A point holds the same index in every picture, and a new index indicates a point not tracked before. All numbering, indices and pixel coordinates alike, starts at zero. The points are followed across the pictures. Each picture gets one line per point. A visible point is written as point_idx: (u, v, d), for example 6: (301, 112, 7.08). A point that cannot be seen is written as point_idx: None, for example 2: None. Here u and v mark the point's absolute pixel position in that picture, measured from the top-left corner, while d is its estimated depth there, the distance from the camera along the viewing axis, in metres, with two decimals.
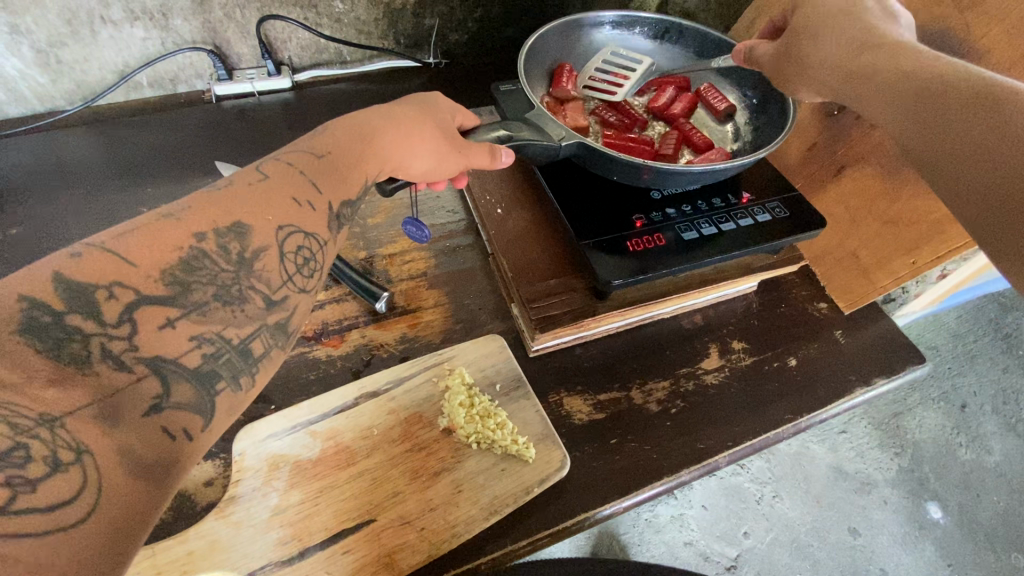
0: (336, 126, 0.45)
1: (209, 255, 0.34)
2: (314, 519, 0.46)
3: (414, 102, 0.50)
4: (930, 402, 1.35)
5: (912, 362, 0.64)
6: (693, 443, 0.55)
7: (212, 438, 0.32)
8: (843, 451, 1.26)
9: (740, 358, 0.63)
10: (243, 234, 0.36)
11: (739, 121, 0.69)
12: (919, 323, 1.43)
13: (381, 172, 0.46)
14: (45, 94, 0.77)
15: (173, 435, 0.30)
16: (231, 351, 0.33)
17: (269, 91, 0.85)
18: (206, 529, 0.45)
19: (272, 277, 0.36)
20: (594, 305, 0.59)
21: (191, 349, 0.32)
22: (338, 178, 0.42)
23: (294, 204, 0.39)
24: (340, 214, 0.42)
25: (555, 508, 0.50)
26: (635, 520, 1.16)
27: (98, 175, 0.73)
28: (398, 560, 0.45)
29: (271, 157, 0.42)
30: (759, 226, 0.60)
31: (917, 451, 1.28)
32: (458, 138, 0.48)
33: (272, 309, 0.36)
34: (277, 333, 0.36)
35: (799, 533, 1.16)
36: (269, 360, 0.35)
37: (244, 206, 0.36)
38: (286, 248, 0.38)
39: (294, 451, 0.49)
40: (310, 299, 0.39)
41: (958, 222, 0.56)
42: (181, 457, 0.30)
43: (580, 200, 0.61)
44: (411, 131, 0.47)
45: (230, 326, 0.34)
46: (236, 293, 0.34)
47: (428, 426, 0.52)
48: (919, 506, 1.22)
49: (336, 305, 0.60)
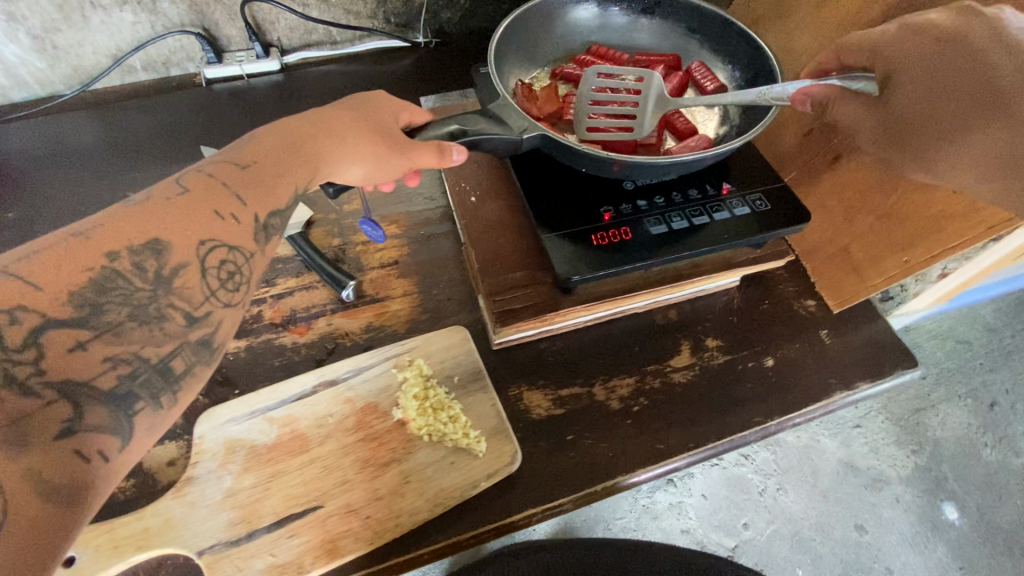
0: (262, 134, 0.45)
1: (122, 274, 0.35)
2: (264, 503, 0.48)
3: (348, 107, 0.48)
4: (955, 399, 1.28)
5: (899, 367, 0.61)
6: (652, 443, 0.54)
7: (127, 461, 0.33)
8: (856, 446, 1.22)
9: (713, 357, 0.60)
10: (160, 250, 0.37)
11: (729, 103, 0.64)
12: (951, 315, 1.36)
13: (314, 181, 0.45)
14: (45, 79, 0.79)
15: (88, 458, 0.31)
16: (149, 369, 0.35)
17: (258, 74, 0.85)
18: (163, 508, 0.47)
19: (193, 294, 0.37)
20: (558, 299, 0.58)
21: (105, 371, 0.33)
22: (264, 186, 0.42)
23: (217, 217, 0.39)
24: (268, 225, 0.42)
25: (504, 502, 0.50)
26: (632, 505, 1.16)
27: (94, 159, 0.76)
28: (342, 546, 0.46)
29: (193, 168, 0.42)
30: (740, 221, 0.57)
31: (937, 449, 1.23)
32: (398, 141, 0.47)
33: (193, 325, 0.37)
34: (199, 349, 0.37)
35: (802, 527, 1.14)
36: (191, 375, 0.37)
37: (162, 222, 0.37)
38: (207, 263, 0.38)
39: (251, 436, 0.51)
40: (237, 312, 0.40)
41: (955, 220, 0.52)
42: (94, 481, 0.31)
43: (548, 189, 0.58)
44: (344, 138, 0.46)
45: (147, 345, 0.35)
46: (154, 312, 0.36)
47: (383, 416, 0.53)
48: (934, 506, 1.18)
49: (306, 293, 0.61)
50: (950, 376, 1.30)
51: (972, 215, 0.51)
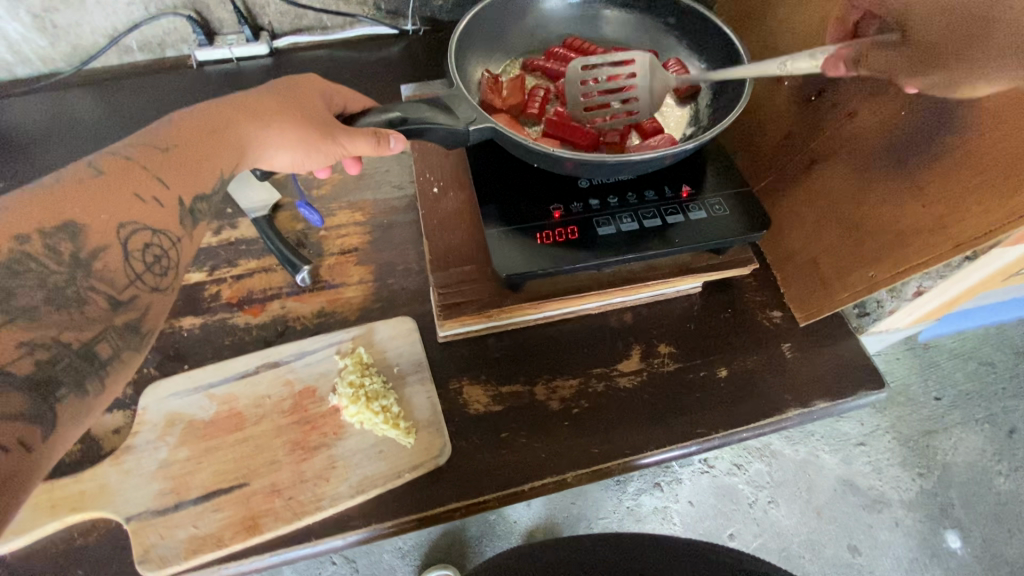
0: (182, 118, 0.46)
1: (36, 257, 0.37)
2: (193, 476, 0.49)
3: (273, 90, 0.50)
4: (971, 423, 1.21)
5: (864, 388, 0.59)
6: (588, 448, 0.54)
7: (54, 448, 0.34)
8: (858, 465, 1.17)
9: (663, 363, 0.59)
10: (75, 233, 0.38)
11: (701, 103, 0.62)
12: (976, 335, 1.29)
13: (240, 165, 0.48)
14: (46, 56, 0.82)
15: (8, 448, 0.31)
16: (71, 354, 0.36)
17: (248, 57, 0.86)
18: (99, 473, 0.49)
19: (115, 277, 0.40)
20: (504, 296, 0.57)
21: (22, 356, 0.34)
22: (186, 171, 0.44)
23: (137, 200, 0.42)
24: (193, 209, 0.45)
25: (427, 493, 0.51)
26: (616, 506, 1.14)
27: (84, 133, 0.78)
28: (262, 524, 0.48)
29: (107, 151, 0.43)
30: (694, 226, 0.55)
31: (946, 474, 1.17)
32: (325, 127, 0.49)
33: (118, 309, 0.39)
34: (126, 334, 0.39)
35: (791, 543, 1.11)
36: (119, 360, 0.39)
37: (77, 204, 0.39)
38: (129, 246, 0.41)
39: (190, 411, 0.53)
40: (164, 297, 0.42)
41: (922, 236, 0.49)
42: (20, 468, 0.31)
43: (501, 184, 0.58)
44: (268, 121, 0.48)
45: (66, 329, 0.36)
46: (73, 295, 0.38)
47: (319, 401, 0.54)
48: (936, 532, 1.12)
49: (265, 275, 0.62)
50: (967, 399, 1.23)
51: (938, 233, 0.47)
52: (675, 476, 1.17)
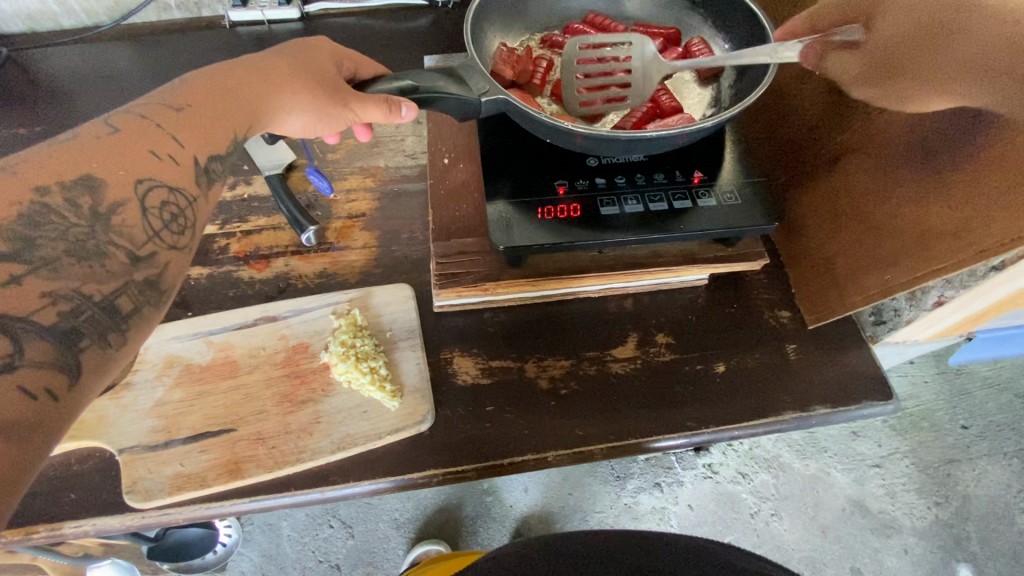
0: (193, 80, 0.47)
1: (55, 210, 0.36)
2: (184, 417, 0.51)
3: (283, 54, 0.51)
4: (998, 457, 1.15)
5: (870, 398, 0.56)
6: (571, 429, 0.53)
7: (83, 398, 0.33)
8: (870, 486, 1.12)
9: (659, 353, 0.57)
10: (93, 187, 0.38)
11: (723, 86, 0.60)
12: (1015, 365, 1.22)
13: (253, 128, 0.48)
14: (90, 9, 0.85)
15: (34, 395, 0.30)
16: (93, 307, 0.35)
17: (278, 21, 0.88)
18: (99, 406, 0.51)
19: (134, 233, 0.39)
20: (502, 270, 0.56)
21: (44, 306, 0.33)
22: (198, 128, 0.44)
23: (152, 156, 0.41)
24: (208, 169, 0.45)
25: (406, 457, 0.51)
26: (613, 502, 1.12)
27: (117, 83, 0.80)
28: (245, 469, 0.49)
29: (122, 110, 0.43)
30: (701, 212, 0.53)
31: (964, 506, 1.11)
32: (339, 95, 0.49)
33: (136, 264, 0.38)
34: (145, 289, 0.38)
35: (790, 558, 1.07)
36: (141, 316, 0.37)
37: (92, 161, 0.39)
38: (146, 203, 0.40)
39: (188, 354, 0.54)
40: (184, 255, 0.41)
41: (946, 239, 0.45)
42: (58, 416, 0.31)
43: (508, 157, 0.57)
44: (281, 86, 0.49)
45: (89, 282, 0.35)
46: (93, 249, 0.36)
47: (311, 357, 0.55)
48: (947, 565, 1.07)
49: (273, 233, 0.63)
50: (997, 431, 1.17)
51: (963, 236, 0.44)
52: (676, 477, 1.15)
